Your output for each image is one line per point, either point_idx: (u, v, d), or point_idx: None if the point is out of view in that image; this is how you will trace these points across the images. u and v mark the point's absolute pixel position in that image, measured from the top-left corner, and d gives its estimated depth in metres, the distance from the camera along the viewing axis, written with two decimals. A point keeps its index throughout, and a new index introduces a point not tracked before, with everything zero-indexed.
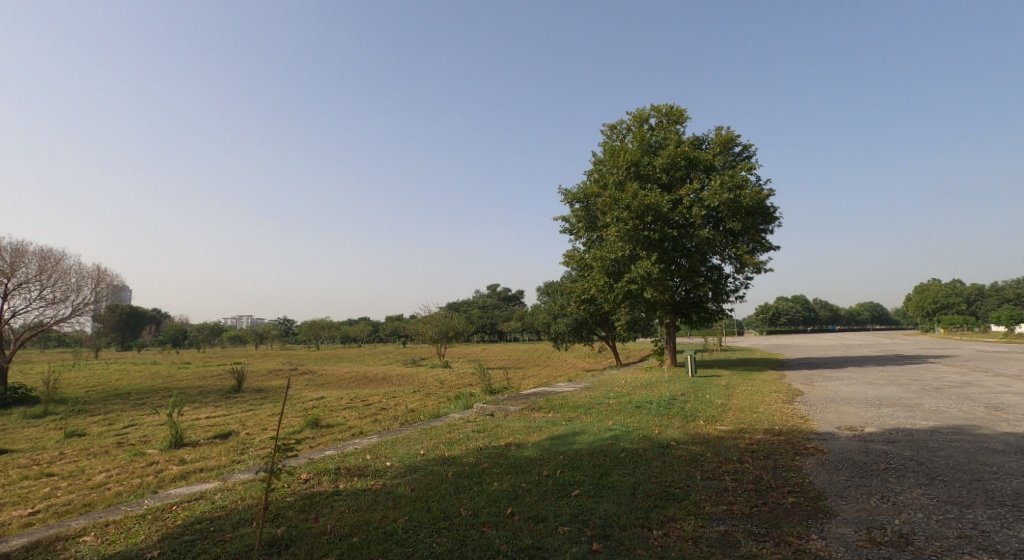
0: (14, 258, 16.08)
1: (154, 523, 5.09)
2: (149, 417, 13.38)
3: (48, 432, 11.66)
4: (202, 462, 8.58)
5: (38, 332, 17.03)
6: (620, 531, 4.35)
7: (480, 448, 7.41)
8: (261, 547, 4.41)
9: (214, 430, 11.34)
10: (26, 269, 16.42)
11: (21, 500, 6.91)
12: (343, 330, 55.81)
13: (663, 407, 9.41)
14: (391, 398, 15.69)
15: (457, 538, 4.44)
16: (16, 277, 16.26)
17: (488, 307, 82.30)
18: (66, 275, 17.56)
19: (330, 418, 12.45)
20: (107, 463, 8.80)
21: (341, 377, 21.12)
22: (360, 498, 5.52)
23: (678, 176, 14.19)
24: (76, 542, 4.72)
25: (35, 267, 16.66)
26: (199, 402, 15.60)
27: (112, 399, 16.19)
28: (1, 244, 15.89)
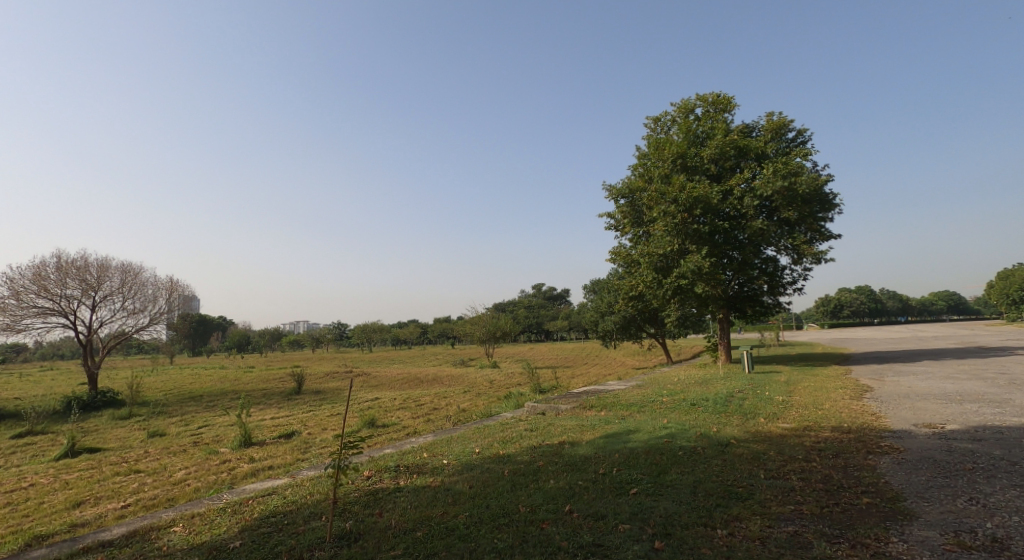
0: (100, 272, 17.42)
1: (233, 516, 5.43)
2: (220, 418, 14.18)
3: (133, 432, 12.58)
4: (269, 460, 9.03)
5: (121, 341, 18.34)
6: (682, 529, 4.30)
7: (534, 446, 7.46)
8: (333, 540, 4.63)
9: (279, 430, 11.91)
10: (110, 282, 17.74)
11: (113, 495, 7.50)
12: (394, 333, 57.18)
13: (720, 404, 9.18)
14: (442, 398, 16.01)
15: (517, 535, 4.52)
16: (101, 289, 17.58)
17: (535, 306, 82.36)
18: (144, 287, 18.83)
19: (386, 418, 12.85)
20: (185, 461, 9.43)
21: (394, 379, 21.71)
22: (421, 494, 5.70)
23: (728, 166, 13.76)
24: (168, 531, 5.11)
25: (117, 280, 17.97)
26: (264, 404, 16.43)
27: (187, 401, 17.30)
28: (89, 260, 17.26)
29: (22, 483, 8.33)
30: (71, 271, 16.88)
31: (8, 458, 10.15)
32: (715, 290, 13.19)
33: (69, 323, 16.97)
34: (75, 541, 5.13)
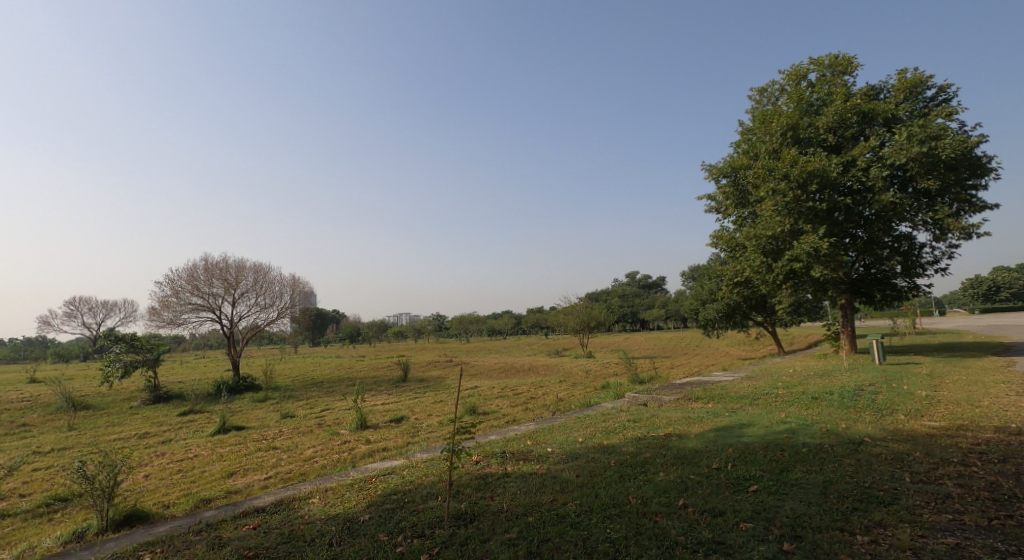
0: (238, 271, 19.56)
1: (360, 492, 5.88)
2: (339, 403, 15.41)
3: (269, 414, 14.05)
4: (383, 443, 9.66)
5: (256, 333, 20.48)
6: (815, 533, 4.01)
7: (639, 437, 7.30)
8: (450, 519, 4.86)
9: (390, 415, 12.69)
10: (246, 280, 19.87)
11: (257, 467, 8.47)
12: (490, 324, 58.58)
13: (848, 398, 8.39)
14: (540, 388, 16.18)
15: (631, 526, 4.45)
16: (239, 287, 19.73)
17: (631, 294, 80.42)
18: (273, 284, 20.86)
19: (486, 406, 13.23)
20: (312, 441, 10.39)
21: (492, 368, 22.30)
22: (530, 481, 5.81)
23: (850, 135, 12.42)
24: (307, 502, 5.66)
25: (251, 279, 20.04)
26: (376, 390, 17.59)
27: (311, 387, 18.99)
28: (229, 261, 19.43)
29: (186, 454, 9.63)
30: (216, 272, 19.11)
31: (176, 432, 11.78)
32: (836, 273, 12.03)
33: (215, 318, 19.26)
34: (234, 505, 5.83)
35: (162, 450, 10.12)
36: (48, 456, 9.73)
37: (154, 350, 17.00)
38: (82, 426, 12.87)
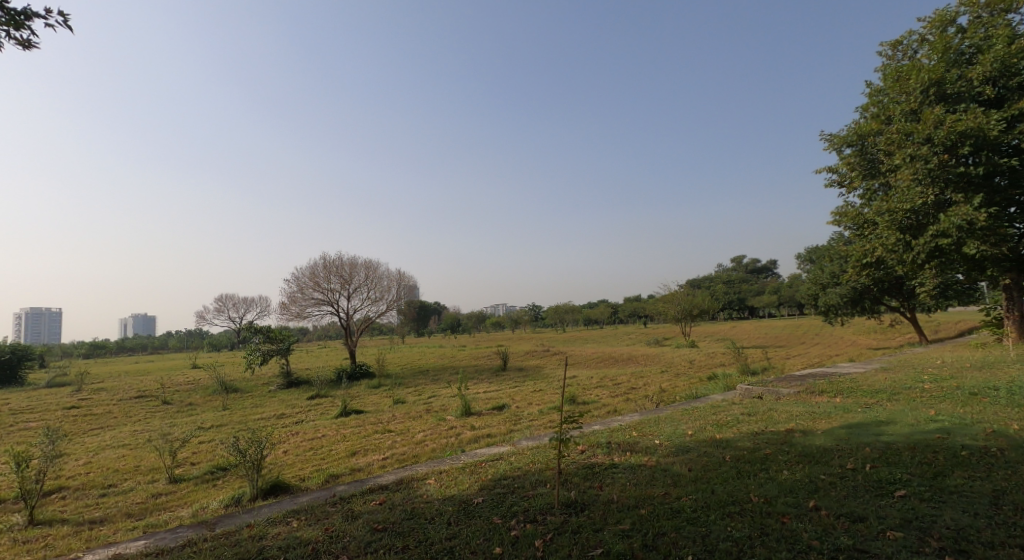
0: (351, 268, 21.02)
1: (472, 475, 6.06)
2: (445, 390, 16.04)
3: (382, 399, 14.99)
4: (487, 430, 9.90)
5: (368, 325, 21.89)
6: (984, 550, 3.51)
7: (757, 432, 6.81)
8: (561, 507, 4.86)
9: (492, 403, 13.00)
10: (359, 276, 21.30)
11: (376, 448, 9.07)
12: (586, 313, 58.06)
13: (1015, 395, 7.25)
14: (641, 378, 15.76)
15: (755, 525, 4.17)
16: (353, 283, 21.20)
17: (737, 279, 75.50)
18: (382, 279, 22.15)
19: (586, 395, 13.12)
20: (422, 425, 10.93)
21: (590, 357, 22.06)
22: (639, 472, 5.64)
23: (1015, 84, 10.60)
24: (424, 482, 5.94)
25: (363, 275, 21.43)
26: (479, 379, 18.12)
27: (419, 375, 20.00)
28: (344, 259, 20.94)
29: (315, 434, 10.56)
30: (333, 269, 20.71)
31: (305, 414, 12.97)
32: (996, 249, 10.37)
33: (334, 312, 20.86)
34: (360, 482, 6.26)
35: (295, 430, 11.18)
36: (207, 432, 11.15)
37: (286, 340, 18.75)
38: (232, 406, 14.61)
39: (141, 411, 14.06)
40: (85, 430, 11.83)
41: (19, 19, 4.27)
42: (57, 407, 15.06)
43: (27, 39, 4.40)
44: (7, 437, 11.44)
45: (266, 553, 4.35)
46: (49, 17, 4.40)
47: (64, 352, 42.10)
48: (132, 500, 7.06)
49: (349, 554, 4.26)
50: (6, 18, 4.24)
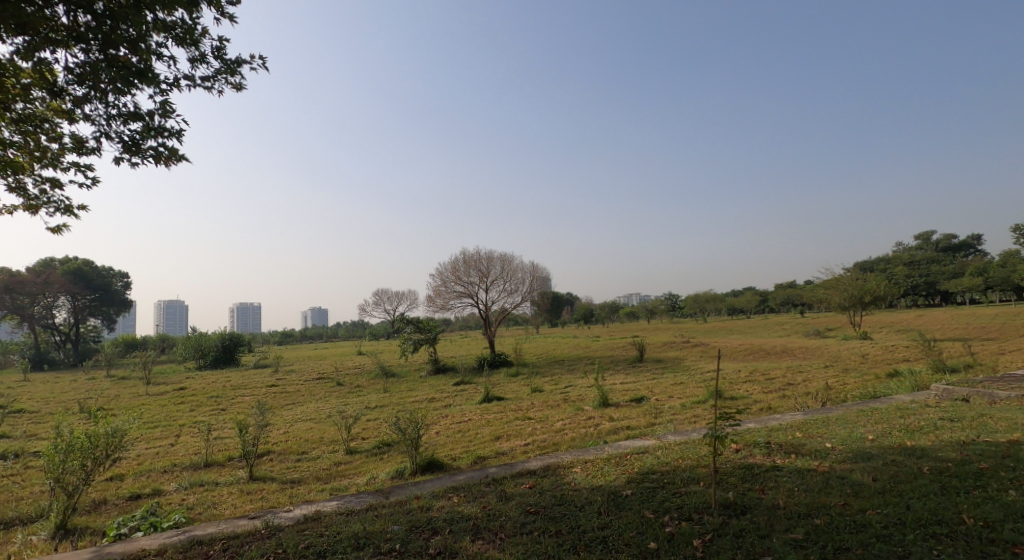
0: (488, 261, 21.83)
1: (618, 467, 5.92)
2: (581, 380, 15.96)
3: (521, 387, 15.36)
4: (627, 421, 9.64)
5: (506, 316, 22.56)
6: None
7: (963, 442, 5.73)
8: (719, 508, 4.52)
9: (631, 395, 12.66)
10: (495, 269, 22.04)
11: (517, 434, 9.32)
12: (730, 302, 54.18)
13: None
14: (799, 373, 14.25)
15: (971, 554, 3.50)
16: (490, 276, 21.99)
17: (921, 260, 64.56)
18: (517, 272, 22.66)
19: (734, 390, 12.20)
20: (561, 414, 11.01)
21: (738, 349, 20.49)
22: (810, 478, 5.06)
23: None
24: (570, 470, 5.94)
25: (499, 268, 22.12)
26: (616, 370, 17.79)
27: (555, 364, 20.22)
28: (481, 253, 21.80)
29: (462, 418, 11.16)
30: (472, 263, 21.69)
31: (453, 398, 13.78)
32: None
33: (474, 304, 21.87)
34: (509, 465, 6.44)
35: (445, 413, 11.92)
36: (373, 411, 12.38)
37: (433, 330, 20.06)
38: (391, 389, 16.07)
39: (321, 390, 16.09)
40: (281, 405, 13.85)
41: (233, 65, 5.01)
42: (260, 385, 17.84)
43: (239, 82, 5.14)
44: (227, 407, 13.84)
45: (433, 523, 4.66)
46: (254, 60, 5.10)
47: (263, 339, 49.77)
48: (319, 466, 8.06)
49: (507, 533, 4.40)
50: (225, 66, 4.99)
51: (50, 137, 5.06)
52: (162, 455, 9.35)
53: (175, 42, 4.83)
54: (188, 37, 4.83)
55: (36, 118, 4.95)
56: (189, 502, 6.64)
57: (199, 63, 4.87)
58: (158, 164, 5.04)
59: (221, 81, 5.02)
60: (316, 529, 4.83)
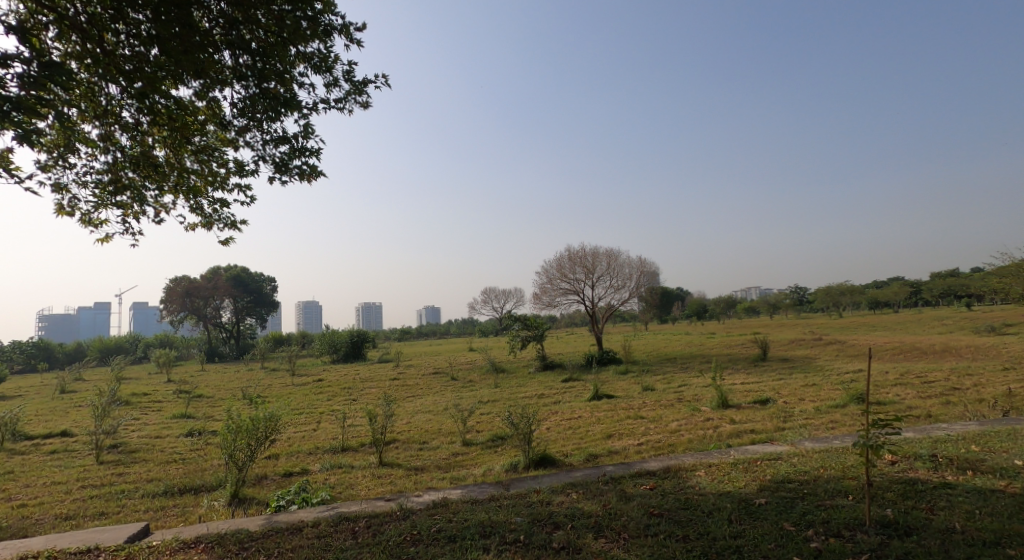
0: (594, 258, 21.55)
1: (748, 473, 5.58)
2: (697, 379, 15.23)
3: (632, 385, 15.00)
4: (751, 425, 9.03)
5: (613, 313, 22.12)
6: None
7: None
8: (875, 526, 4.09)
9: (754, 396, 11.83)
10: (601, 265, 21.68)
11: (630, 433, 9.13)
12: (871, 295, 48.47)
13: None
14: (962, 377, 12.40)
15: None
16: (596, 272, 21.68)
17: None
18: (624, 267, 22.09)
19: (879, 394, 10.92)
20: (676, 414, 10.59)
21: (882, 349, 18.28)
22: (991, 500, 4.40)
23: None
24: (694, 474, 5.70)
25: (605, 264, 21.74)
26: (736, 369, 16.73)
27: (667, 362, 19.48)
28: (586, 249, 21.57)
29: (572, 415, 11.15)
30: (577, 260, 21.56)
31: (563, 395, 13.83)
32: None
33: (580, 300, 21.72)
34: (627, 465, 6.33)
35: (555, 409, 12.01)
36: (486, 405, 12.81)
37: (541, 327, 20.22)
38: (502, 384, 16.50)
39: (437, 384, 16.95)
40: (403, 397, 14.81)
41: (361, 85, 5.43)
42: (384, 378, 19.22)
43: (365, 100, 5.56)
44: (357, 398, 15.09)
45: (555, 518, 4.72)
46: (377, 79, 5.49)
47: (384, 336, 53.51)
48: (439, 456, 8.51)
49: (631, 533, 4.34)
50: (353, 87, 5.42)
51: (220, 164, 5.85)
52: (306, 438, 10.45)
53: (313, 70, 5.34)
54: (323, 64, 5.31)
55: (210, 149, 5.75)
56: (330, 482, 7.36)
57: (333, 87, 5.33)
58: (302, 181, 5.61)
59: (351, 101, 5.46)
60: (445, 514, 5.11)
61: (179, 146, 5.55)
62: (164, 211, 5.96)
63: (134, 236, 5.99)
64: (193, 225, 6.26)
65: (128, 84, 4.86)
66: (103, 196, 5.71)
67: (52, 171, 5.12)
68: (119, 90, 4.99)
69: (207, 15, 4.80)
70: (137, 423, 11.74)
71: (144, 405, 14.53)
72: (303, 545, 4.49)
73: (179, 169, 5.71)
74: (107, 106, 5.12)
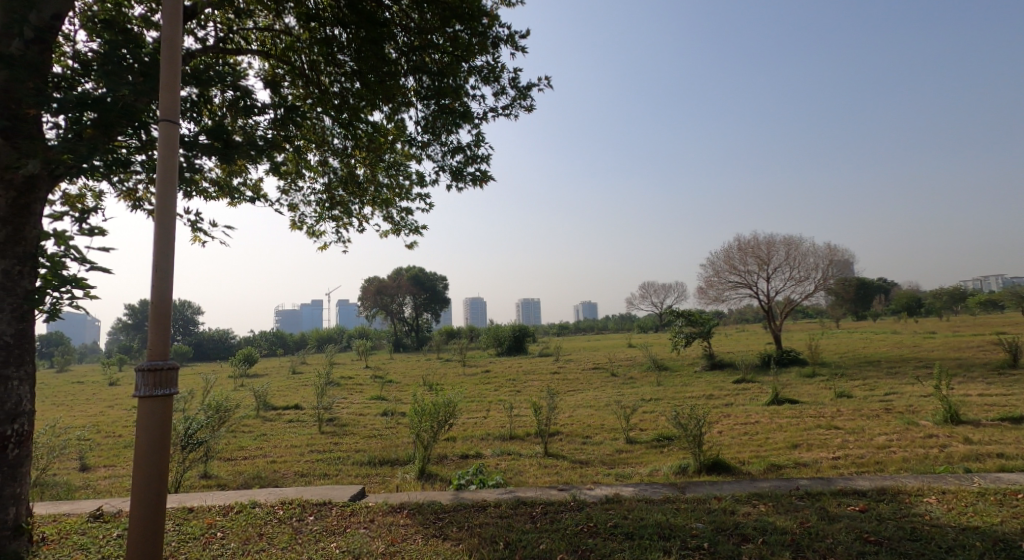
0: (769, 247, 19.58)
1: (1002, 508, 4.61)
2: (910, 387, 12.95)
3: (822, 390, 13.31)
4: (995, 447, 7.40)
5: (793, 308, 19.84)
6: None
7: None
8: None
9: (998, 412, 9.67)
10: (778, 255, 19.60)
11: (823, 444, 8.13)
12: None
13: None
14: None
15: None
16: (772, 263, 19.67)
17: None
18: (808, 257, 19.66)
19: None
20: (884, 427, 9.13)
21: None
22: None
23: None
24: (921, 500, 4.88)
25: (783, 253, 19.59)
26: (967, 377, 13.85)
27: (867, 366, 16.89)
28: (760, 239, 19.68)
29: (748, 419, 10.29)
30: (749, 250, 19.78)
31: (736, 397, 12.82)
32: None
33: (753, 294, 19.91)
34: (828, 480, 5.65)
35: (728, 412, 11.18)
36: (649, 403, 12.45)
37: (707, 323, 18.99)
38: (665, 382, 15.87)
39: (598, 380, 16.93)
40: (565, 391, 15.06)
41: (525, 90, 5.58)
42: (546, 371, 19.78)
43: (529, 104, 5.70)
44: (521, 389, 15.74)
45: (742, 529, 4.41)
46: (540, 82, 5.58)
47: (544, 331, 55.02)
48: (603, 451, 8.49)
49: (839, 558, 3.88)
50: (518, 92, 5.61)
51: (406, 177, 6.53)
52: (478, 424, 11.20)
53: (482, 82, 5.64)
54: (491, 75, 5.60)
55: (398, 164, 6.44)
56: (502, 467, 7.83)
57: (500, 95, 5.58)
58: (476, 186, 6.00)
59: (517, 106, 5.63)
60: (620, 510, 5.09)
61: (375, 164, 6.32)
62: (364, 222, 6.85)
63: (344, 244, 6.98)
64: (386, 232, 7.10)
65: (337, 115, 5.67)
66: (321, 211, 6.77)
67: (287, 194, 6.22)
68: (330, 121, 5.85)
69: (395, 47, 5.38)
70: (344, 402, 13.72)
71: (349, 386, 16.94)
72: (488, 523, 4.84)
73: (375, 185, 6.51)
74: (323, 137, 6.04)
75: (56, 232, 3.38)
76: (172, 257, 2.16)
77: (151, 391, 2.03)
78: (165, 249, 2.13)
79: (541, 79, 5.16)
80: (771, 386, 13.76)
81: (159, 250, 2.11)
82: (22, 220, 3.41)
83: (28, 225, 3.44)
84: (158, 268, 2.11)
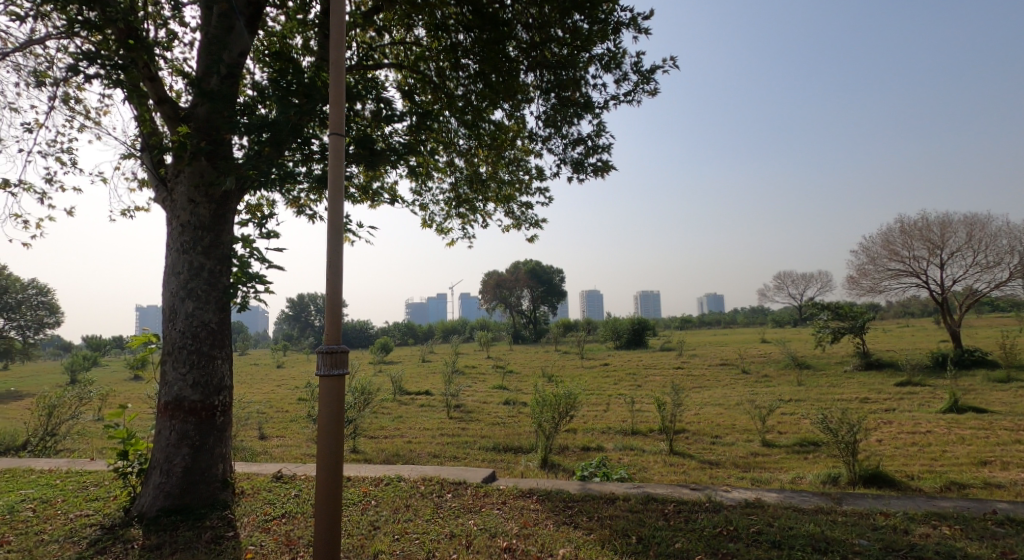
0: (942, 229, 16.91)
1: None
2: None
3: (1017, 399, 11.20)
4: None
5: (975, 300, 16.92)
6: None
7: None
8: None
9: None
10: (955, 238, 16.84)
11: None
12: None
13: None
14: None
15: None
16: (948, 247, 16.96)
17: None
18: (996, 239, 16.64)
19: None
20: None
21: None
22: None
23: None
24: None
25: (963, 235, 16.80)
26: None
27: None
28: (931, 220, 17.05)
29: (915, 428, 8.99)
30: (915, 233, 17.24)
31: (897, 402, 11.28)
32: None
33: (921, 284, 17.33)
34: None
35: (888, 418, 9.87)
36: (788, 404, 11.42)
37: (859, 318, 16.93)
38: (807, 382, 14.45)
39: (727, 377, 15.92)
40: (691, 387, 14.36)
41: (648, 73, 5.31)
42: (670, 366, 19.01)
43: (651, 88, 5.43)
44: (643, 384, 15.28)
45: (920, 552, 3.85)
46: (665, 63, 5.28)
47: (666, 324, 52.86)
48: (736, 453, 7.94)
49: None
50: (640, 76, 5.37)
51: (526, 171, 6.59)
52: (599, 417, 11.08)
53: (603, 70, 5.49)
54: (612, 61, 5.42)
55: (518, 160, 6.54)
56: (625, 462, 7.67)
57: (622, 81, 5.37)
58: (597, 176, 5.88)
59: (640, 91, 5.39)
60: (762, 516, 4.72)
61: (497, 162, 6.46)
62: (488, 218, 7.06)
63: (469, 240, 7.26)
64: (508, 227, 7.25)
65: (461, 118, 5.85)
66: (448, 209, 7.09)
67: (419, 195, 6.60)
68: (456, 124, 6.07)
69: (516, 45, 5.41)
70: (469, 390, 14.34)
71: (475, 375, 17.66)
72: (619, 515, 4.75)
73: (497, 181, 6.66)
74: (449, 139, 6.31)
75: (243, 235, 3.88)
76: (340, 256, 2.36)
77: (329, 370, 2.25)
78: (335, 247, 2.33)
79: (666, 60, 4.86)
80: (946, 391, 11.88)
81: (331, 248, 2.32)
82: (220, 227, 3.98)
83: (224, 231, 4.00)
84: (331, 265, 2.31)
